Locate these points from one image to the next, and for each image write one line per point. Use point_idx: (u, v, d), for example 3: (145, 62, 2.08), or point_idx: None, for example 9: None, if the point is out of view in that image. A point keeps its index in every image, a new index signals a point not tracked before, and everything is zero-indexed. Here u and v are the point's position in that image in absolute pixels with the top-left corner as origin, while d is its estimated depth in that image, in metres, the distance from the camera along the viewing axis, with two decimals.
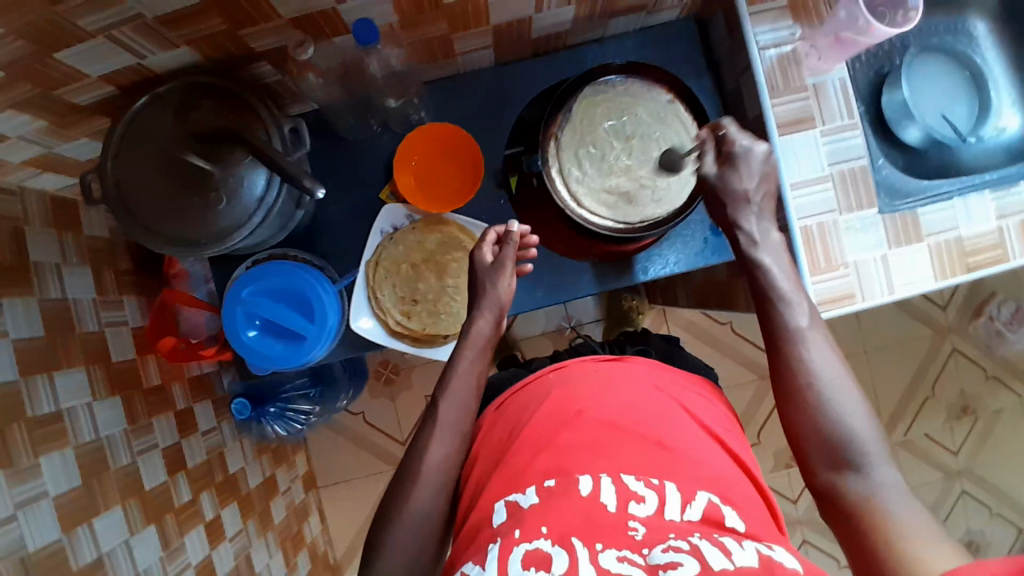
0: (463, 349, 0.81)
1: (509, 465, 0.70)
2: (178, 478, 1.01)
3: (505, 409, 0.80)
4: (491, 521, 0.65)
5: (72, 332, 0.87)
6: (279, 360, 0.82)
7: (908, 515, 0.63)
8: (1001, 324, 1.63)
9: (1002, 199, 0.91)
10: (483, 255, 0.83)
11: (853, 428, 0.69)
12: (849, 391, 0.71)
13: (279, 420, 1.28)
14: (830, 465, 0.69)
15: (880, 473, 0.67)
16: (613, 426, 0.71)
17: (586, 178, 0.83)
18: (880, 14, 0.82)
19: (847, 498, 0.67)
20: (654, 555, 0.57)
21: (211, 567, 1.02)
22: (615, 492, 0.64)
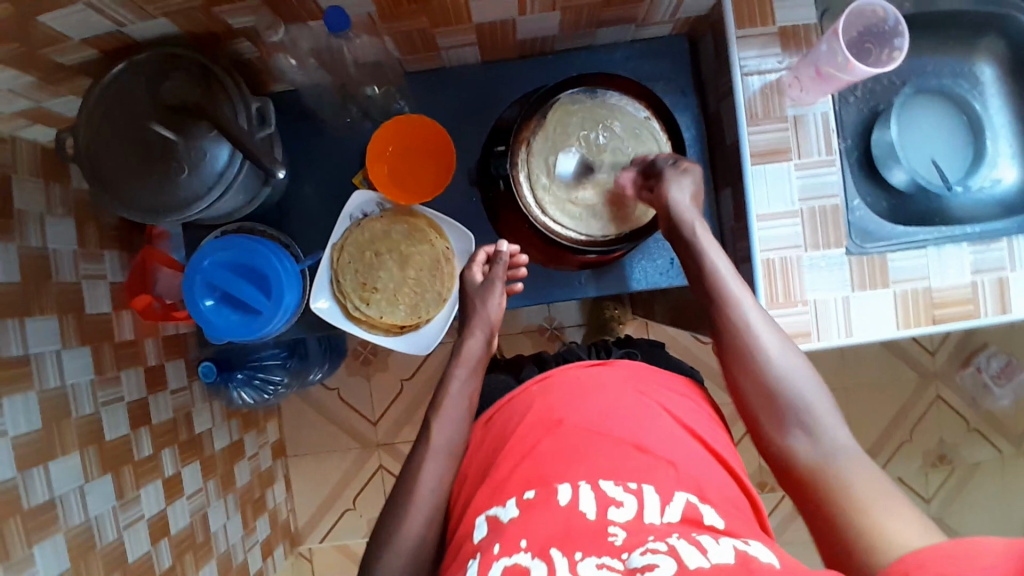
0: (454, 369, 0.82)
1: (491, 479, 0.69)
2: (141, 433, 1.03)
3: (494, 421, 0.78)
4: (473, 537, 0.65)
5: (48, 282, 0.89)
6: (232, 331, 0.83)
7: (858, 479, 0.64)
8: (988, 377, 1.57)
9: (980, 254, 0.89)
10: (472, 275, 0.88)
11: (799, 392, 0.71)
12: (798, 372, 0.72)
13: (247, 388, 1.27)
14: (777, 425, 0.71)
15: (828, 431, 0.69)
16: (592, 432, 0.69)
17: (554, 184, 0.84)
18: (866, 51, 0.81)
19: (797, 460, 0.69)
20: (633, 557, 0.53)
21: (164, 522, 1.04)
22: (594, 499, 0.61)
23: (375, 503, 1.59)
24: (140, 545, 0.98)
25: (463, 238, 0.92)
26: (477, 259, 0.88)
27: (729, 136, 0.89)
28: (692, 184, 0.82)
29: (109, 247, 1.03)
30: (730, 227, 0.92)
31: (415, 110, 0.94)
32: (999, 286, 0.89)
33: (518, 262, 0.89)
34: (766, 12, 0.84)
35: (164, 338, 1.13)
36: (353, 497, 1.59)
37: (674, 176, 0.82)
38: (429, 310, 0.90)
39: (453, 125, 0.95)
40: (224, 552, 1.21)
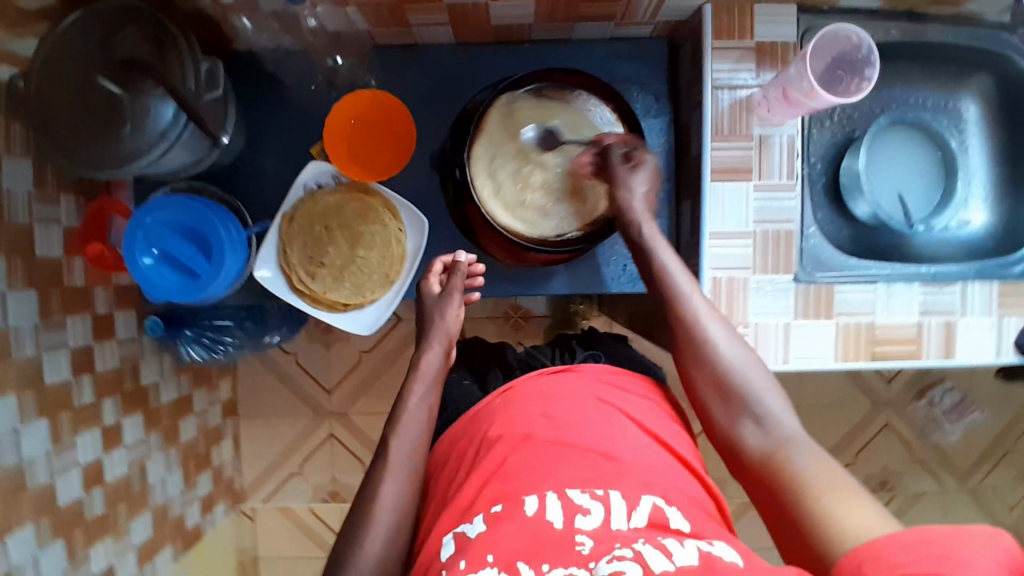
0: (413, 384, 0.78)
1: (455, 501, 0.64)
2: (83, 379, 0.97)
3: (457, 438, 0.75)
4: (440, 556, 0.61)
5: None
6: (169, 291, 0.82)
7: (807, 459, 0.66)
8: (940, 413, 1.56)
9: (931, 295, 0.89)
10: (431, 286, 0.87)
11: (748, 381, 0.73)
12: (741, 354, 0.74)
13: (196, 346, 1.21)
14: (731, 417, 0.72)
15: (775, 418, 0.70)
16: (558, 442, 0.65)
17: (503, 177, 0.84)
18: (836, 78, 0.84)
19: (749, 449, 0.70)
20: (600, 566, 0.53)
21: (99, 470, 1.00)
22: (560, 508, 0.59)
23: (323, 470, 1.55)
24: (70, 491, 0.93)
25: (417, 223, 0.90)
26: (436, 268, 0.89)
27: (694, 148, 0.88)
28: (646, 178, 0.86)
29: (67, 190, 0.94)
30: (685, 240, 0.92)
31: (383, 86, 0.92)
32: (945, 328, 0.89)
33: (475, 273, 0.89)
34: (744, 27, 0.84)
35: (116, 288, 1.07)
36: (301, 462, 1.55)
37: (625, 175, 0.85)
38: (374, 291, 0.89)
39: (420, 105, 0.92)
40: (161, 505, 1.18)
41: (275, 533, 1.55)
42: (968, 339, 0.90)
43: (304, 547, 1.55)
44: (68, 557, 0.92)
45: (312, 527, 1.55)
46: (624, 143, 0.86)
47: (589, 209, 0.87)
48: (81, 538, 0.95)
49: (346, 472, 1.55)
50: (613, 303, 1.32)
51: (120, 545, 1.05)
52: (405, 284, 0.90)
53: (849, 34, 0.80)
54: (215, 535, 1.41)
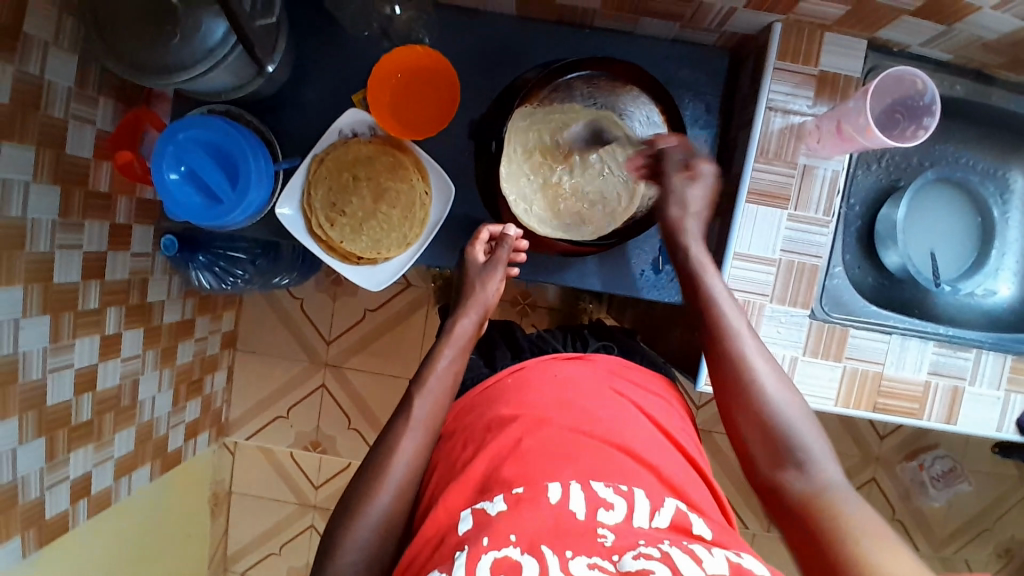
0: (443, 347, 0.78)
1: (468, 472, 0.63)
2: (91, 285, 0.98)
3: (469, 409, 0.74)
4: (457, 530, 0.58)
5: (35, 112, 0.82)
6: (188, 211, 0.83)
7: (855, 511, 0.62)
8: (928, 478, 1.52)
9: (944, 357, 0.87)
10: (477, 254, 0.86)
11: (794, 426, 0.68)
12: (787, 395, 0.70)
13: (207, 273, 1.22)
14: (772, 462, 0.68)
15: (822, 467, 0.66)
16: (578, 431, 0.65)
17: (529, 169, 0.86)
18: (894, 121, 0.82)
19: (791, 495, 0.66)
20: (625, 561, 0.52)
21: (92, 378, 1.01)
22: (584, 499, 0.57)
23: (308, 419, 1.56)
24: (61, 394, 0.94)
25: (445, 190, 0.89)
26: (482, 237, 0.86)
27: (735, 166, 0.86)
28: (699, 195, 0.81)
29: (106, 95, 0.95)
30: (707, 257, 0.91)
31: (435, 46, 0.91)
32: (952, 393, 0.88)
33: (520, 248, 0.87)
34: (811, 52, 0.82)
35: (139, 200, 1.09)
36: (288, 406, 1.56)
37: (681, 185, 0.81)
38: (390, 249, 0.88)
39: (469, 71, 0.91)
40: (146, 423, 1.20)
41: (252, 470, 1.57)
42: (972, 409, 0.88)
43: (276, 489, 1.57)
44: (46, 456, 0.94)
45: (288, 472, 1.57)
46: (683, 149, 0.83)
47: (617, 206, 0.87)
48: (62, 440, 0.96)
49: (329, 424, 1.56)
50: (623, 307, 1.30)
51: (100, 453, 1.06)
52: (421, 248, 0.89)
53: (914, 77, 0.77)
54: (195, 461, 1.43)
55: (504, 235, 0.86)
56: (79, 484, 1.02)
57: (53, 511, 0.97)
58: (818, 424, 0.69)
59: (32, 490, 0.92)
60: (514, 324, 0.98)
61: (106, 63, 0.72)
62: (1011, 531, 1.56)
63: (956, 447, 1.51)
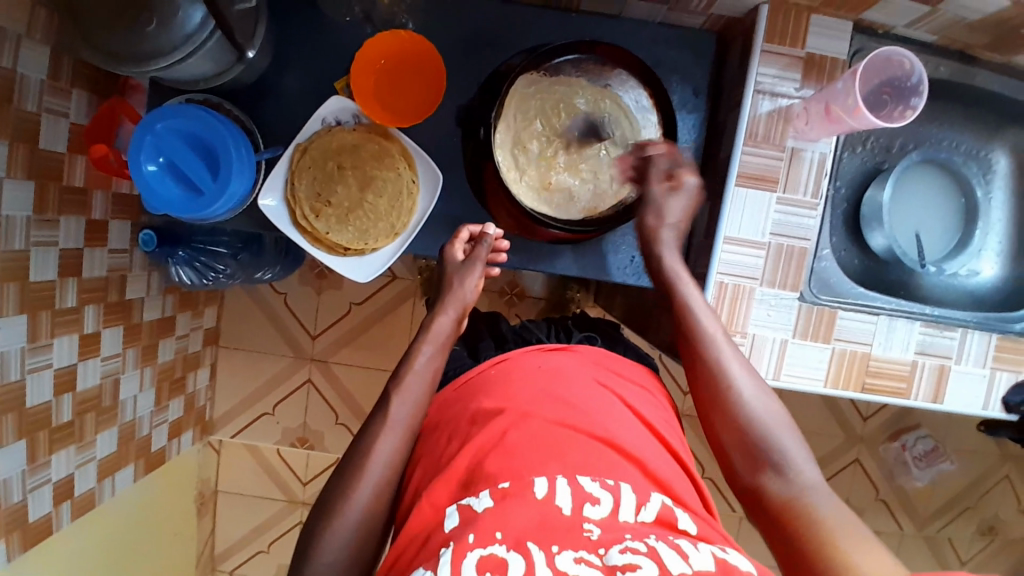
0: (421, 345, 0.76)
1: (452, 466, 0.62)
2: (68, 283, 0.95)
3: (451, 402, 0.73)
4: (443, 527, 0.57)
5: (7, 105, 0.79)
6: (169, 203, 0.80)
7: (833, 514, 0.62)
8: (911, 457, 1.55)
9: (930, 337, 0.89)
10: (455, 252, 0.84)
11: (770, 430, 0.68)
12: (764, 396, 0.70)
13: (187, 268, 1.19)
14: (751, 465, 0.68)
15: (797, 469, 0.66)
16: (562, 424, 0.64)
17: (526, 137, 0.84)
18: (881, 101, 0.83)
19: (771, 499, 0.66)
20: (611, 554, 0.52)
21: (72, 377, 0.98)
22: (570, 493, 0.57)
23: (296, 414, 1.54)
24: (41, 395, 0.92)
25: (432, 176, 0.88)
26: (461, 236, 0.85)
27: (724, 151, 0.86)
28: (676, 207, 0.81)
29: (79, 86, 0.92)
30: (697, 242, 0.91)
31: (420, 31, 0.89)
32: (938, 372, 0.89)
33: (499, 248, 0.87)
34: (798, 35, 0.83)
35: (115, 194, 1.06)
36: (275, 402, 1.54)
37: (660, 196, 0.81)
38: (378, 239, 0.87)
39: (454, 56, 0.90)
40: (129, 422, 1.17)
41: (239, 469, 1.55)
42: (957, 387, 0.90)
43: (265, 486, 1.55)
44: (28, 459, 0.91)
45: (276, 470, 1.54)
46: (670, 157, 0.82)
47: (606, 188, 0.86)
48: (44, 442, 0.93)
49: (317, 420, 1.54)
50: (612, 294, 1.30)
51: (83, 454, 1.03)
52: (409, 238, 0.88)
53: (903, 59, 0.78)
54: (180, 460, 1.40)
55: (483, 233, 0.85)
56: (62, 486, 0.99)
57: (37, 514, 0.94)
58: (794, 425, 0.70)
59: (14, 493, 0.89)
60: (500, 314, 0.98)
61: (79, 51, 0.69)
62: (992, 508, 1.60)
63: (938, 427, 1.55)
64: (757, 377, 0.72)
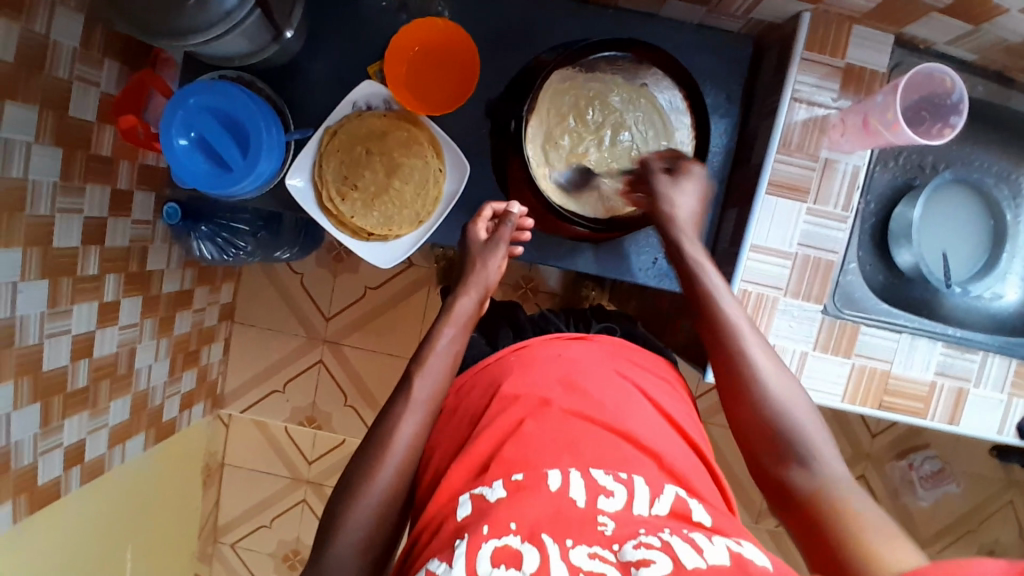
0: (443, 326, 0.76)
1: (471, 452, 0.63)
2: (91, 251, 0.96)
3: (470, 388, 0.74)
4: (456, 515, 0.57)
5: (39, 72, 0.80)
6: (197, 178, 0.81)
7: (860, 505, 0.61)
8: (917, 476, 1.54)
9: (951, 359, 0.88)
10: (478, 231, 0.84)
11: (794, 422, 0.68)
12: (788, 387, 0.70)
13: (209, 244, 1.20)
14: (775, 458, 0.68)
15: (821, 459, 0.65)
16: (578, 415, 0.64)
17: (559, 132, 0.83)
18: (920, 118, 0.81)
19: (795, 488, 0.65)
20: (626, 550, 0.51)
21: (89, 344, 0.99)
22: (584, 486, 0.57)
23: (304, 394, 1.55)
24: (57, 359, 0.92)
25: (459, 164, 0.87)
26: (485, 214, 0.85)
27: (754, 159, 0.85)
28: (693, 189, 0.81)
29: (111, 56, 0.93)
30: (721, 248, 0.90)
31: (454, 19, 0.89)
32: (957, 395, 0.89)
33: (525, 226, 0.86)
34: (838, 45, 0.82)
35: (140, 166, 1.06)
36: (285, 380, 1.55)
37: (667, 185, 0.80)
38: (402, 226, 0.87)
39: (487, 46, 0.89)
40: (141, 391, 1.18)
41: (246, 444, 1.57)
42: (976, 410, 0.89)
43: (270, 463, 1.57)
44: (41, 422, 0.92)
45: (282, 447, 1.56)
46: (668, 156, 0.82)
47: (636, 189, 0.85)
48: (58, 406, 0.95)
49: (326, 400, 1.55)
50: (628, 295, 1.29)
51: (95, 420, 1.05)
52: (433, 226, 0.88)
53: (944, 76, 0.78)
54: (189, 431, 1.42)
55: (507, 212, 0.84)
56: (73, 451, 1.00)
57: (46, 477, 0.96)
58: (818, 418, 0.69)
59: (26, 455, 0.90)
60: (517, 307, 0.98)
61: (111, 19, 0.69)
62: (994, 533, 1.58)
63: (946, 447, 1.54)
64: (784, 367, 0.72)
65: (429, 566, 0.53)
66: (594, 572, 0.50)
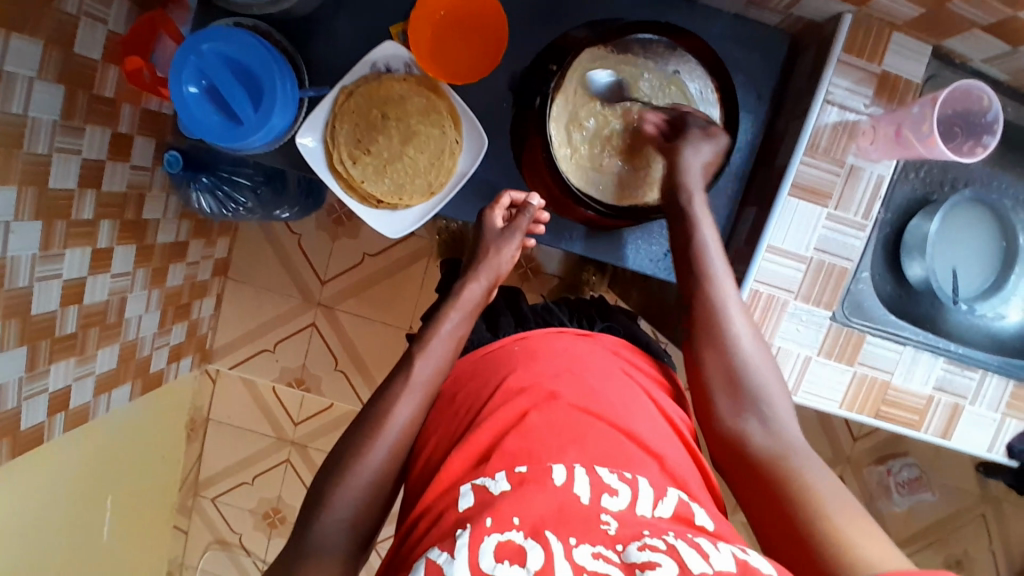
0: (448, 311, 0.76)
1: (471, 440, 0.62)
2: (88, 194, 0.93)
3: (470, 375, 0.73)
4: (456, 505, 0.56)
5: (46, 4, 0.76)
6: (206, 128, 0.77)
7: (805, 458, 0.65)
8: (893, 483, 1.57)
9: (950, 374, 0.89)
10: (495, 219, 0.82)
11: (757, 375, 0.70)
12: (754, 341, 0.72)
13: (208, 196, 1.17)
14: (733, 407, 0.70)
15: (780, 422, 0.68)
16: (583, 410, 0.64)
17: (584, 113, 0.81)
18: (953, 134, 0.80)
19: (752, 447, 0.67)
20: (630, 552, 0.51)
21: (80, 290, 0.96)
22: (588, 483, 0.56)
23: (295, 356, 1.54)
24: (47, 303, 0.90)
25: (478, 138, 0.85)
26: (503, 203, 0.83)
27: (780, 158, 0.84)
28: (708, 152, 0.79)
29: None
30: (735, 246, 0.89)
31: None
32: (952, 410, 0.89)
33: (541, 219, 0.85)
34: (876, 50, 0.80)
35: (142, 110, 1.02)
36: (276, 340, 1.53)
37: (695, 142, 0.79)
38: (413, 196, 0.84)
39: (517, 18, 0.86)
40: (131, 341, 1.16)
41: (232, 401, 1.55)
42: (969, 427, 0.90)
43: (256, 421, 1.56)
44: (27, 366, 0.89)
45: (269, 407, 1.55)
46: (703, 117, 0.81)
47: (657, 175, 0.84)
48: (45, 351, 0.92)
49: (316, 364, 1.54)
50: (630, 283, 1.28)
51: (82, 368, 1.03)
52: (445, 199, 0.85)
53: (982, 93, 0.76)
54: (176, 384, 1.41)
55: (526, 203, 0.83)
56: (58, 397, 0.99)
57: (29, 423, 0.94)
58: (776, 375, 0.72)
59: (10, 399, 0.88)
60: (519, 293, 0.92)
61: None
62: (962, 545, 1.62)
63: (924, 457, 1.57)
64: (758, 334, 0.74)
65: (428, 554, 0.51)
66: (598, 572, 0.49)
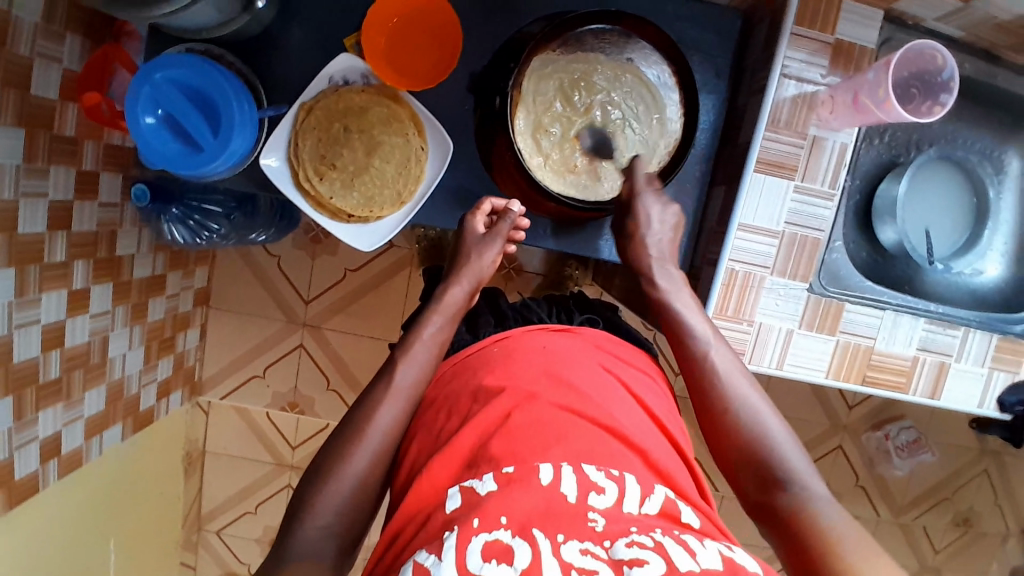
0: (431, 315, 0.76)
1: (454, 445, 0.62)
2: (57, 236, 0.91)
3: (452, 376, 0.73)
4: (444, 507, 0.57)
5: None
6: (166, 157, 0.77)
7: (834, 519, 0.61)
8: (892, 447, 1.56)
9: (932, 334, 0.89)
10: (476, 224, 0.83)
11: (774, 439, 0.69)
12: (764, 406, 0.71)
13: (181, 226, 1.17)
14: (757, 476, 0.68)
15: (807, 482, 0.65)
16: (566, 408, 0.64)
17: (548, 119, 0.81)
18: (910, 95, 0.81)
19: (776, 507, 0.65)
20: (618, 548, 0.51)
21: (60, 334, 0.95)
22: (575, 481, 0.56)
23: (286, 379, 1.52)
24: (28, 351, 0.88)
25: (442, 145, 0.85)
26: (483, 208, 0.84)
27: (743, 136, 0.84)
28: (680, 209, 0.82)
29: (73, 29, 0.88)
30: (709, 227, 0.89)
31: None
32: (938, 370, 0.90)
33: (520, 226, 0.85)
34: (828, 20, 0.80)
35: (106, 145, 1.01)
36: (266, 365, 1.52)
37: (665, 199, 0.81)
38: (383, 208, 0.84)
39: (470, 19, 0.86)
40: (117, 380, 1.14)
41: (228, 431, 1.54)
42: (957, 385, 0.91)
43: (253, 449, 1.54)
44: (14, 415, 0.88)
45: (265, 433, 1.54)
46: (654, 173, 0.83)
47: (635, 165, 0.84)
48: (31, 399, 0.91)
49: (308, 385, 1.53)
50: (611, 274, 1.29)
51: (70, 412, 1.01)
52: (415, 207, 0.85)
53: (935, 52, 0.77)
54: (168, 420, 1.39)
55: (507, 209, 0.83)
56: (49, 444, 0.97)
57: (23, 472, 0.92)
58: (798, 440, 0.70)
59: None
60: (498, 291, 0.91)
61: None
62: (968, 501, 1.64)
63: (921, 418, 1.58)
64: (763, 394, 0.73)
65: (416, 557, 0.52)
66: (586, 569, 0.50)
